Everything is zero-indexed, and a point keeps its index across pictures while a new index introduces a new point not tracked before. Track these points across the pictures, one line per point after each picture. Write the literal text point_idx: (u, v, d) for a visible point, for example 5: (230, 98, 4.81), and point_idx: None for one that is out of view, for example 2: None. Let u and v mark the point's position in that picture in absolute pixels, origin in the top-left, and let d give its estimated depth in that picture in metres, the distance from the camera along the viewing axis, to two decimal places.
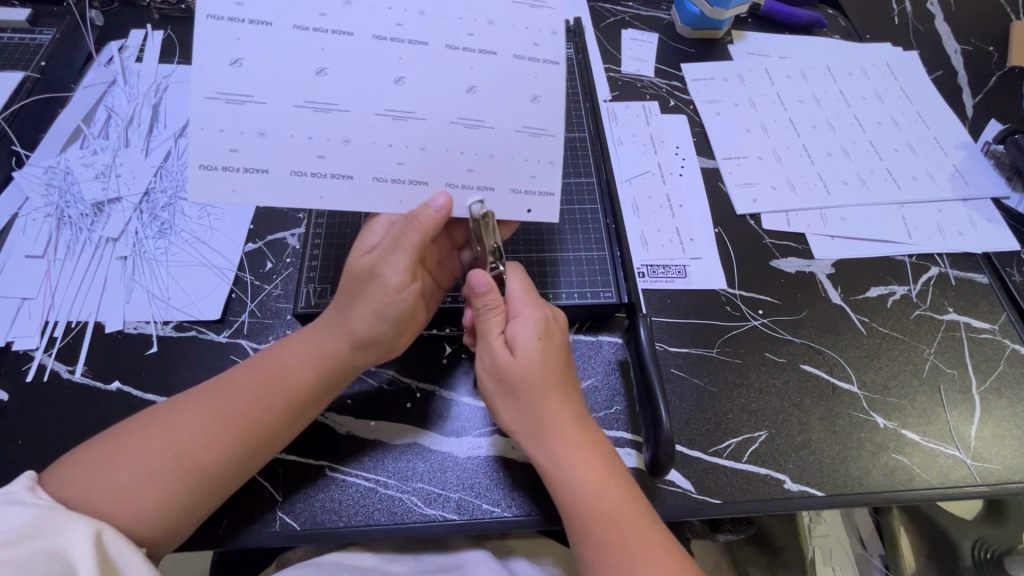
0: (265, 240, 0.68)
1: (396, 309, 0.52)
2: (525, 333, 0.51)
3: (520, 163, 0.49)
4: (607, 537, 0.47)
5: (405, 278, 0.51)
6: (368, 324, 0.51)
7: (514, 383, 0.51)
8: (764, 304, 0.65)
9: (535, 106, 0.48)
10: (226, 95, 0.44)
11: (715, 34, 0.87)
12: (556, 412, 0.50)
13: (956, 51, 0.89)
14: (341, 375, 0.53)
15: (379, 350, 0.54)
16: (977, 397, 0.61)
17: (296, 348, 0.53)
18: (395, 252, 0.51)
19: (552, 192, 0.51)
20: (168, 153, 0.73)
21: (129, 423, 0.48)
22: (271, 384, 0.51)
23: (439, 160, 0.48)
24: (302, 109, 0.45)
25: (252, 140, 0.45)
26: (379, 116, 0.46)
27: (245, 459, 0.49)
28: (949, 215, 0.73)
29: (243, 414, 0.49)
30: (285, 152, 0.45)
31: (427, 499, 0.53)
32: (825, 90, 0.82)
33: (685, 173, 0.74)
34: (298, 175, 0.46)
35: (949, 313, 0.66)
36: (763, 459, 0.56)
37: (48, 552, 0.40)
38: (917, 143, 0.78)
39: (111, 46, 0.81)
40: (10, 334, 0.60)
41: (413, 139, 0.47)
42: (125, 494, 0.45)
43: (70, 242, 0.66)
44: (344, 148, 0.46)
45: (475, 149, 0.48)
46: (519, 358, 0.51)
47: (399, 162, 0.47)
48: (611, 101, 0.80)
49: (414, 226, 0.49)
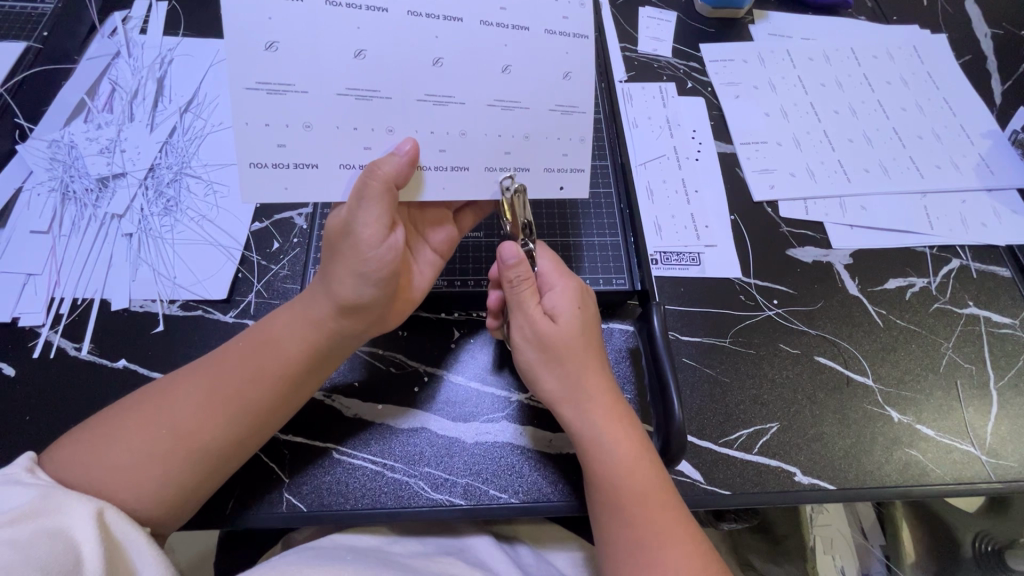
0: (271, 219, 0.66)
1: (375, 266, 0.48)
2: (564, 302, 0.52)
3: (552, 143, 0.49)
4: (634, 513, 0.47)
5: (378, 230, 0.47)
6: (350, 285, 0.48)
7: (558, 352, 0.51)
8: (778, 294, 0.64)
9: (566, 82, 0.48)
10: (268, 85, 0.44)
11: (737, 13, 0.84)
12: (593, 383, 0.51)
13: (986, 35, 0.86)
14: (333, 345, 0.51)
15: (367, 316, 0.51)
16: (995, 393, 0.60)
17: (287, 317, 0.51)
18: (364, 205, 0.46)
19: (583, 167, 0.51)
20: (173, 128, 0.71)
21: (124, 403, 0.48)
22: (265, 354, 0.50)
23: (478, 143, 0.48)
24: (346, 98, 0.45)
25: (299, 132, 0.45)
26: (420, 101, 0.46)
27: (242, 435, 0.48)
28: (973, 205, 0.71)
29: (236, 389, 0.48)
30: (334, 145, 0.46)
31: (435, 484, 0.53)
32: (849, 73, 0.80)
33: (702, 158, 0.72)
34: (348, 168, 0.47)
35: (969, 307, 0.65)
36: (775, 451, 0.56)
37: (52, 531, 0.39)
38: (942, 130, 0.76)
39: (114, 17, 0.79)
40: (16, 311, 0.60)
41: (453, 125, 0.47)
42: (123, 472, 0.44)
43: (75, 218, 0.65)
44: (389, 137, 0.47)
45: (512, 130, 0.48)
46: (563, 327, 0.51)
47: (441, 149, 0.48)
48: (627, 82, 0.78)
49: (375, 176, 0.45)
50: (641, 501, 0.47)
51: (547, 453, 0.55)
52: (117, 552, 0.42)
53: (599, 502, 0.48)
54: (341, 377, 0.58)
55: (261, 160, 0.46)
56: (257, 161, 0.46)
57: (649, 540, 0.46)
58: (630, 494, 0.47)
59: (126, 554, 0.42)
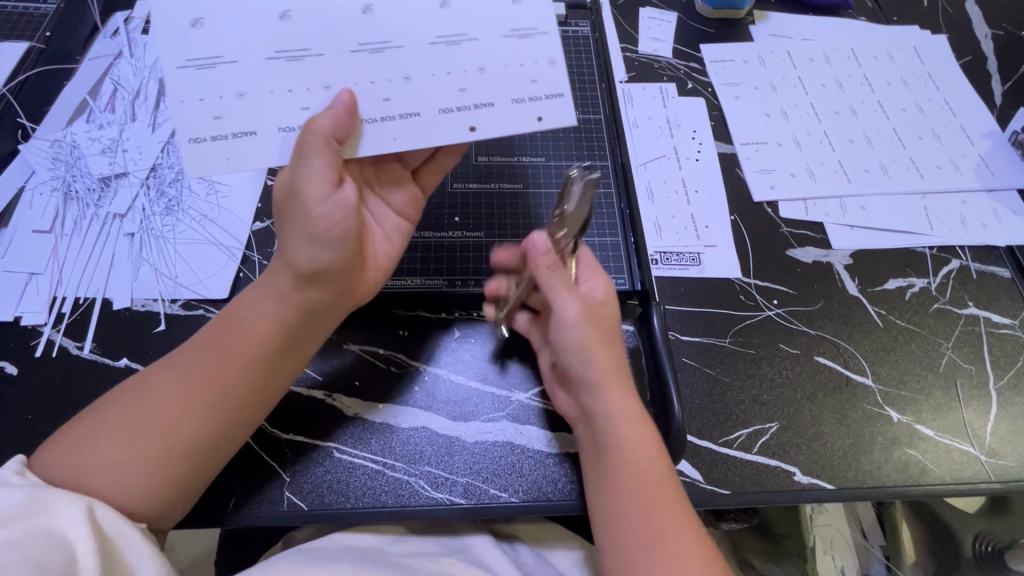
0: (273, 219, 0.67)
1: (325, 226, 0.47)
2: (606, 290, 0.54)
3: (514, 70, 0.48)
4: (654, 495, 0.47)
5: (323, 187, 0.47)
6: (304, 250, 0.48)
7: (608, 333, 0.52)
8: (778, 294, 0.64)
9: (516, 7, 0.48)
10: (197, 61, 0.46)
11: (737, 14, 0.84)
12: (612, 373, 0.50)
13: (986, 36, 0.86)
14: (297, 317, 0.50)
15: (329, 283, 0.50)
16: (994, 393, 0.60)
17: (253, 297, 0.51)
18: (305, 163, 0.46)
19: (560, 91, 0.48)
20: (175, 128, 0.71)
21: (104, 398, 0.49)
22: (228, 331, 0.50)
23: (431, 86, 0.48)
24: (276, 60, 0.47)
25: (238, 103, 0.47)
26: (356, 50, 0.47)
27: (207, 412, 0.48)
28: (973, 206, 0.71)
29: (198, 366, 0.48)
30: (271, 108, 0.47)
31: (434, 482, 0.53)
32: (849, 73, 0.80)
33: (702, 159, 0.73)
34: (287, 131, 0.48)
35: (969, 307, 0.65)
36: (774, 450, 0.56)
37: (44, 531, 0.39)
38: (942, 131, 0.76)
39: (117, 17, 0.78)
40: (18, 310, 0.60)
41: (396, 71, 0.48)
42: (96, 461, 0.45)
43: (77, 217, 0.66)
44: (324, 95, 0.47)
45: (465, 67, 0.48)
46: (608, 310, 0.53)
47: (387, 97, 0.48)
48: (627, 82, 0.78)
49: (313, 132, 0.45)
50: (658, 485, 0.47)
51: (547, 453, 0.55)
52: (113, 552, 0.42)
53: (623, 483, 0.48)
54: (342, 377, 0.58)
55: (202, 135, 0.47)
56: (199, 137, 0.47)
57: (666, 522, 0.46)
58: (651, 477, 0.48)
59: (121, 550, 0.42)
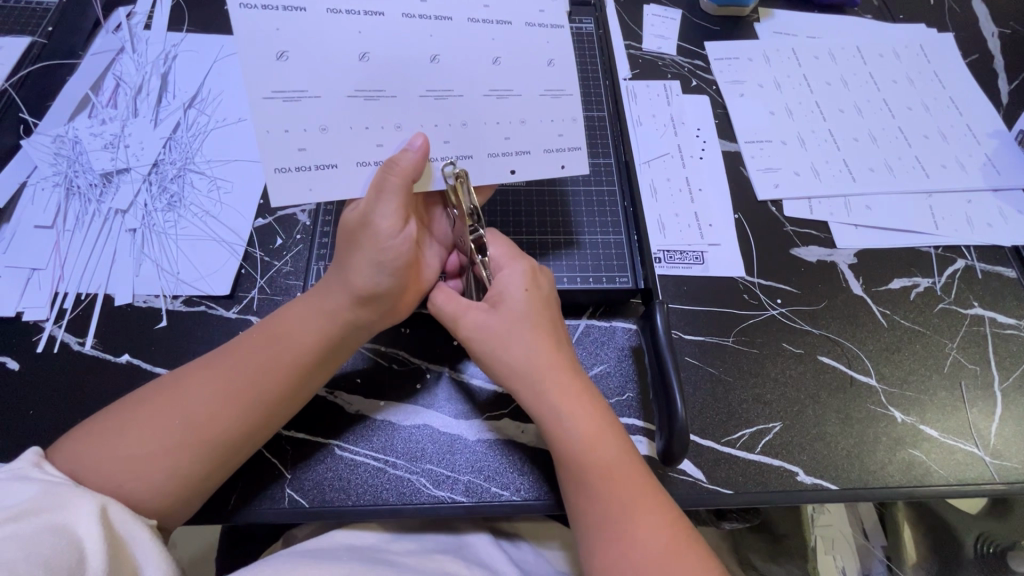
0: (274, 216, 0.67)
1: (391, 256, 0.49)
2: (515, 284, 0.52)
3: (546, 123, 0.52)
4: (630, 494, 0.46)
5: (397, 223, 0.48)
6: (366, 274, 0.49)
7: (521, 323, 0.50)
8: (783, 293, 0.64)
9: (550, 68, 0.51)
10: (282, 93, 0.45)
11: (742, 11, 0.83)
12: (531, 330, 0.50)
13: (992, 35, 0.86)
14: (343, 335, 0.51)
15: (380, 307, 0.51)
16: (999, 394, 0.60)
17: (299, 309, 0.51)
18: (382, 199, 0.47)
19: (579, 146, 0.53)
20: (177, 124, 0.71)
21: (133, 396, 0.48)
22: (276, 346, 0.50)
23: (479, 133, 0.50)
24: (354, 98, 0.47)
25: (317, 136, 0.47)
26: (422, 96, 0.48)
27: (250, 425, 0.48)
28: (979, 206, 0.71)
29: (248, 381, 0.48)
30: (347, 145, 0.48)
31: (436, 481, 0.53)
32: (855, 72, 0.79)
33: (705, 157, 0.72)
34: (363, 166, 0.48)
35: (974, 307, 0.65)
36: (776, 450, 0.56)
37: (54, 528, 0.39)
38: (948, 130, 0.75)
39: (119, 12, 0.79)
40: (20, 305, 0.60)
41: (454, 117, 0.49)
42: (128, 463, 0.44)
43: (79, 213, 0.66)
44: (398, 134, 0.48)
45: (509, 117, 0.50)
46: (509, 304, 0.51)
47: (445, 140, 0.49)
48: (631, 80, 0.78)
49: (394, 171, 0.47)
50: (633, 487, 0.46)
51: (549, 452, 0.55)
52: (122, 550, 0.42)
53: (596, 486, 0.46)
54: (345, 374, 0.58)
55: (286, 165, 0.47)
56: (283, 167, 0.47)
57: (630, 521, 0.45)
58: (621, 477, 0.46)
59: (128, 549, 0.42)
